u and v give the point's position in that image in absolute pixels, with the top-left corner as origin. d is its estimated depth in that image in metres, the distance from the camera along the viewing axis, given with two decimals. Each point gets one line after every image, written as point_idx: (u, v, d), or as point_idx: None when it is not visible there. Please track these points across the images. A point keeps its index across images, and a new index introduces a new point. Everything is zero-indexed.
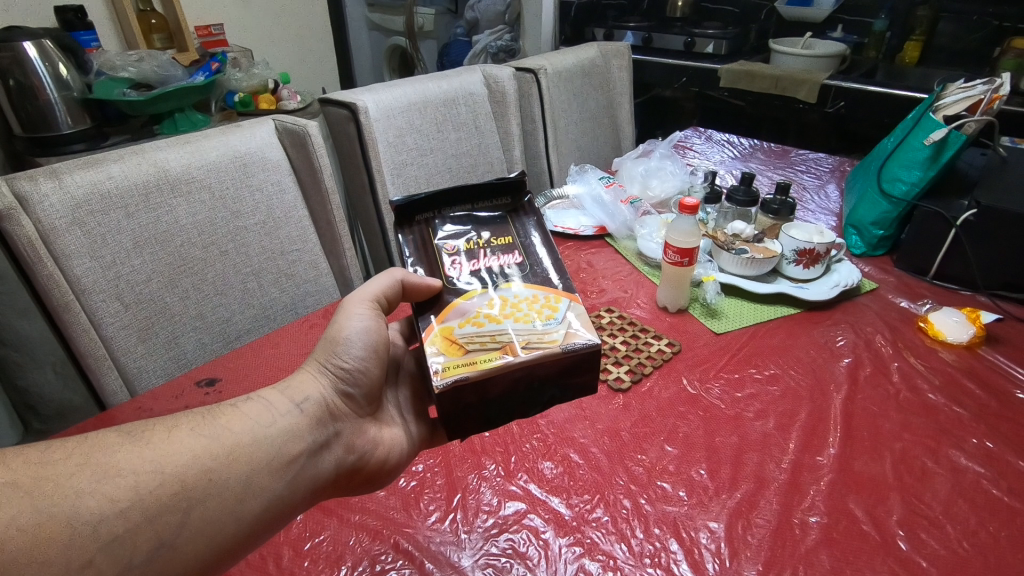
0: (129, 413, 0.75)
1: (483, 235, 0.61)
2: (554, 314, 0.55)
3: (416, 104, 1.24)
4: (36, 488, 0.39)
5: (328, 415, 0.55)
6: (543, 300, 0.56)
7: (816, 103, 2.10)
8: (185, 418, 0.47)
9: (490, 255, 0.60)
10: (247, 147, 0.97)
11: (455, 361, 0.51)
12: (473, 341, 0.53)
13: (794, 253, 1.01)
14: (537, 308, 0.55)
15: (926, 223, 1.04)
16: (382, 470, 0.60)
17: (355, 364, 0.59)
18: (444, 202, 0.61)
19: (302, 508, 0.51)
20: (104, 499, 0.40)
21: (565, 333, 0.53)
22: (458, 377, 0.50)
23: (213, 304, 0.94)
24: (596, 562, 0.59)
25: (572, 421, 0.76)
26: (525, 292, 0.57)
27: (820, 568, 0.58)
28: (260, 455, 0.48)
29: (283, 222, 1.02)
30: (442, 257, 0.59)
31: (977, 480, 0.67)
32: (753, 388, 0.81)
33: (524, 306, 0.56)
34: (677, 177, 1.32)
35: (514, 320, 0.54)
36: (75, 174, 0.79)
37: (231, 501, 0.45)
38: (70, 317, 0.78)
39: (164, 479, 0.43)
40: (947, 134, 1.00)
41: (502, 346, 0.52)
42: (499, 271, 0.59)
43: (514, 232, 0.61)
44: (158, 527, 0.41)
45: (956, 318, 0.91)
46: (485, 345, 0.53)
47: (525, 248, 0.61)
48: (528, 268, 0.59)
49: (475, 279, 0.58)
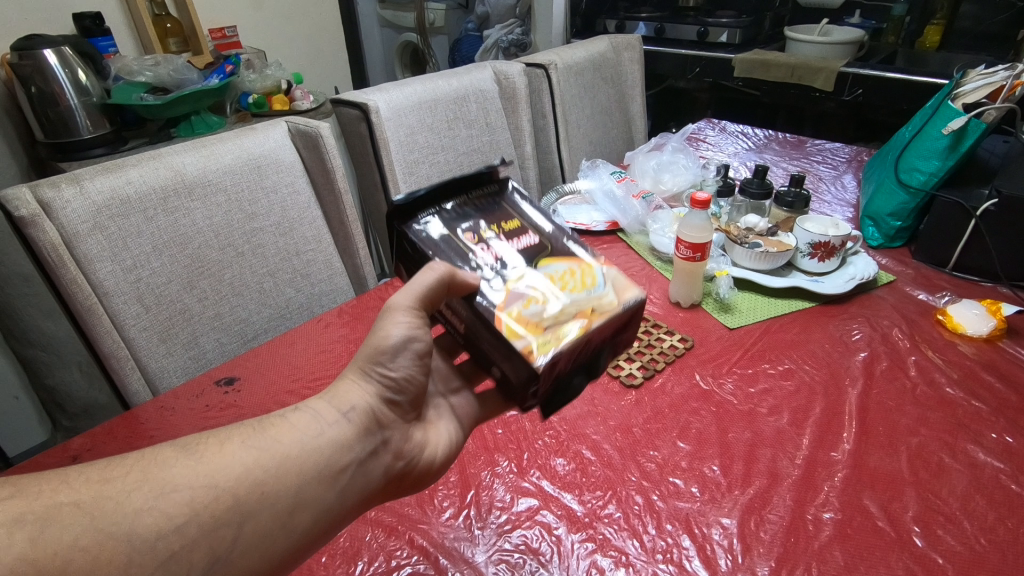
0: (153, 413, 0.78)
1: (496, 222, 0.61)
2: (595, 280, 0.57)
3: (427, 102, 1.24)
4: (97, 507, 0.41)
5: (376, 423, 0.55)
6: (581, 271, 0.58)
7: (833, 91, 2.06)
8: (234, 431, 0.49)
9: (512, 237, 0.60)
10: (261, 150, 0.99)
11: (543, 339, 0.51)
12: (545, 314, 0.53)
13: (808, 247, 1.00)
14: (579, 278, 0.57)
15: (945, 213, 1.02)
16: (429, 474, 0.60)
17: (402, 373, 0.56)
18: (443, 196, 0.60)
19: (351, 516, 0.52)
20: (160, 516, 0.42)
21: (612, 294, 0.57)
22: (557, 351, 0.51)
23: (231, 305, 0.96)
24: (608, 558, 0.59)
25: (584, 417, 0.76)
26: (561, 265, 0.58)
27: (833, 565, 0.58)
28: (309, 465, 0.49)
29: (297, 223, 1.04)
30: (469, 247, 0.58)
31: (996, 475, 0.66)
32: (767, 383, 0.81)
33: (567, 278, 0.57)
34: (690, 171, 1.31)
35: (569, 292, 0.56)
36: (96, 181, 0.81)
37: (283, 514, 0.47)
38: (93, 320, 0.80)
39: (216, 494, 0.44)
40: (966, 122, 0.98)
41: (575, 314, 0.54)
42: (529, 251, 0.59)
43: (517, 213, 0.62)
44: (214, 542, 0.43)
45: (976, 310, 0.90)
46: (560, 317, 0.53)
47: (537, 230, 0.61)
48: (548, 245, 0.60)
49: (513, 262, 0.57)
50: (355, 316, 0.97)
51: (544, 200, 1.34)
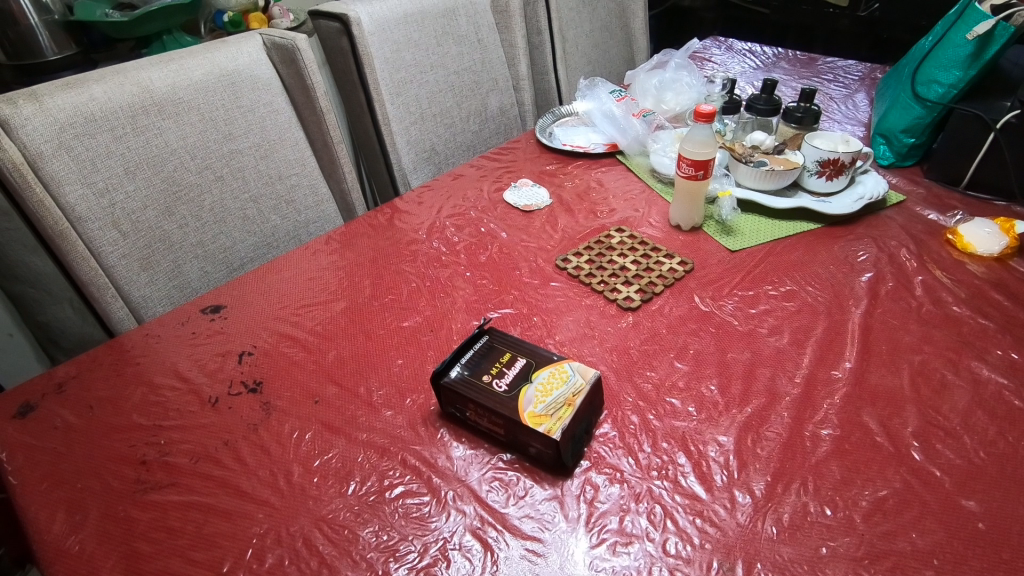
0: (138, 341, 0.76)
1: (494, 362, 0.62)
2: (567, 369, 0.61)
3: (414, 15, 1.16)
4: None
5: None
6: (556, 369, 0.61)
7: (847, 7, 2.02)
8: None
9: (512, 367, 0.61)
10: (234, 64, 0.92)
11: (553, 420, 0.56)
12: (547, 408, 0.57)
13: (817, 165, 0.95)
14: (555, 373, 0.60)
15: (963, 127, 0.95)
16: None
17: None
18: (457, 360, 0.63)
19: None
20: None
21: (581, 373, 0.61)
22: (568, 425, 0.56)
23: (213, 232, 0.93)
24: (603, 475, 0.58)
25: (579, 339, 0.75)
26: (542, 373, 0.60)
27: (830, 478, 0.57)
28: None
29: (278, 145, 0.99)
30: (484, 385, 0.60)
31: (999, 391, 0.65)
32: (768, 304, 0.79)
33: (549, 378, 0.60)
34: (694, 88, 1.23)
35: (556, 388, 0.59)
36: (56, 96, 0.75)
37: None
38: (67, 246, 0.77)
39: None
40: (993, 26, 0.92)
41: (566, 400, 0.58)
42: (524, 368, 0.61)
43: (510, 347, 0.64)
44: None
45: (989, 228, 0.86)
46: (559, 407, 0.58)
47: (528, 351, 0.64)
48: (536, 359, 0.62)
49: (517, 384, 0.60)
50: (344, 243, 0.94)
51: (541, 122, 1.28)
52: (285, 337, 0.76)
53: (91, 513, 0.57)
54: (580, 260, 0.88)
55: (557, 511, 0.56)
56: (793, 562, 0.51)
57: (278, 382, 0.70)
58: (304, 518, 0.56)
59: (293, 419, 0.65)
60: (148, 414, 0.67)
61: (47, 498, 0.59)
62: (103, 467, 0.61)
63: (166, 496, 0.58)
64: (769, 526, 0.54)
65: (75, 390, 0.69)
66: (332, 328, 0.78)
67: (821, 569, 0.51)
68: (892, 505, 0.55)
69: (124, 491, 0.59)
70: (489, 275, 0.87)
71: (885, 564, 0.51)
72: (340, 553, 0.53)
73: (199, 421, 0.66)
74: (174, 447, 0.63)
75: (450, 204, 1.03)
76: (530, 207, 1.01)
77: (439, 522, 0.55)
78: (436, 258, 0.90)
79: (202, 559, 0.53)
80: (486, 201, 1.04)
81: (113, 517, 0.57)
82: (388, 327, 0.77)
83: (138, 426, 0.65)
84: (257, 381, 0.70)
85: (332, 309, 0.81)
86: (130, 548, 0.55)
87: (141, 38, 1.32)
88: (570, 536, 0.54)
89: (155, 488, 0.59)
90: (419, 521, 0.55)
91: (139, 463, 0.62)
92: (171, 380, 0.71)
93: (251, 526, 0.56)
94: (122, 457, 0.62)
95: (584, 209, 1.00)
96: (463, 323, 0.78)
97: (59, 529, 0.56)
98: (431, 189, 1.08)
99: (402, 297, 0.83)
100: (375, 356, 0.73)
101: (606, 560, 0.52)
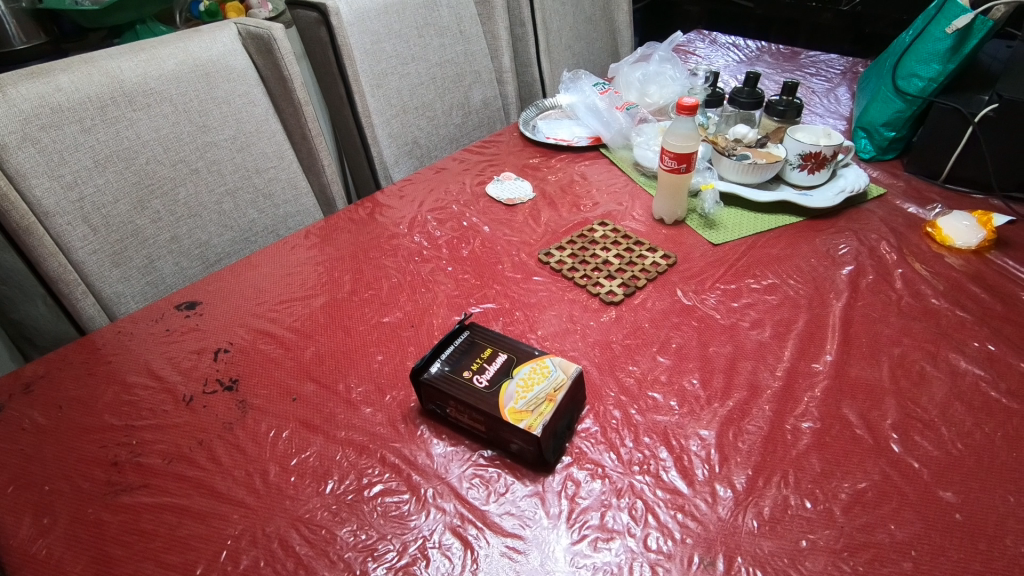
0: (110, 338, 0.74)
1: (475, 358, 0.61)
2: (549, 365, 0.60)
3: (395, 6, 1.14)
4: None
5: None
6: (537, 365, 0.60)
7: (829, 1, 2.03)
8: None
9: (493, 363, 0.61)
10: (209, 54, 0.90)
11: (534, 416, 0.56)
12: (529, 404, 0.57)
13: (799, 158, 0.96)
14: (537, 369, 0.59)
15: (942, 121, 0.96)
16: None
17: None
18: (438, 355, 0.62)
19: None
20: None
21: (563, 369, 0.60)
22: (549, 420, 0.55)
23: (188, 226, 0.91)
24: (585, 471, 0.58)
25: (562, 334, 0.74)
26: (524, 368, 0.59)
27: (810, 471, 0.57)
28: None
29: (255, 138, 0.97)
30: (466, 381, 0.59)
31: (976, 382, 0.66)
32: (750, 298, 0.79)
33: (531, 374, 0.59)
34: (677, 82, 1.23)
35: (538, 383, 0.58)
36: (20, 85, 0.72)
37: None
38: (34, 241, 0.75)
39: None
40: (972, 19, 0.92)
41: (547, 396, 0.57)
42: (506, 364, 0.60)
43: (491, 343, 0.63)
44: None
45: (966, 221, 0.87)
46: (540, 404, 0.57)
47: (509, 347, 0.63)
48: (517, 355, 0.61)
49: (498, 380, 0.59)
50: (323, 237, 0.92)
51: (525, 115, 1.27)
52: (262, 334, 0.75)
53: (60, 517, 0.56)
54: (562, 254, 0.87)
55: (538, 508, 0.55)
56: (774, 556, 0.51)
57: (255, 380, 0.69)
58: (280, 518, 0.55)
59: (270, 417, 0.64)
60: (120, 413, 0.65)
61: (16, 502, 0.57)
62: (73, 468, 0.60)
63: (138, 498, 0.57)
64: (749, 519, 0.54)
65: (45, 390, 0.67)
66: (310, 324, 0.76)
67: (802, 561, 0.51)
68: (871, 497, 0.55)
69: (94, 493, 0.57)
70: (471, 270, 0.86)
71: (865, 556, 0.51)
72: (317, 553, 0.52)
73: (173, 421, 0.64)
74: (146, 447, 0.61)
75: (432, 197, 1.02)
76: (513, 201, 1.00)
77: (418, 520, 0.54)
78: (417, 253, 0.89)
79: (175, 562, 0.52)
80: (469, 195, 1.03)
81: (82, 520, 0.55)
82: (368, 323, 0.76)
83: (110, 426, 0.64)
84: (232, 379, 0.69)
85: (310, 305, 0.79)
86: (101, 551, 0.53)
87: (114, 28, 1.29)
88: (552, 532, 0.53)
89: (127, 489, 0.58)
90: (398, 520, 0.55)
91: (111, 464, 0.60)
92: (145, 379, 0.69)
93: (226, 527, 0.54)
94: (93, 458, 0.60)
95: (567, 202, 1.00)
96: (444, 318, 0.77)
97: (25, 534, 0.54)
98: (413, 182, 1.06)
99: (383, 292, 0.82)
100: (354, 352, 0.72)
101: (587, 556, 0.52)
